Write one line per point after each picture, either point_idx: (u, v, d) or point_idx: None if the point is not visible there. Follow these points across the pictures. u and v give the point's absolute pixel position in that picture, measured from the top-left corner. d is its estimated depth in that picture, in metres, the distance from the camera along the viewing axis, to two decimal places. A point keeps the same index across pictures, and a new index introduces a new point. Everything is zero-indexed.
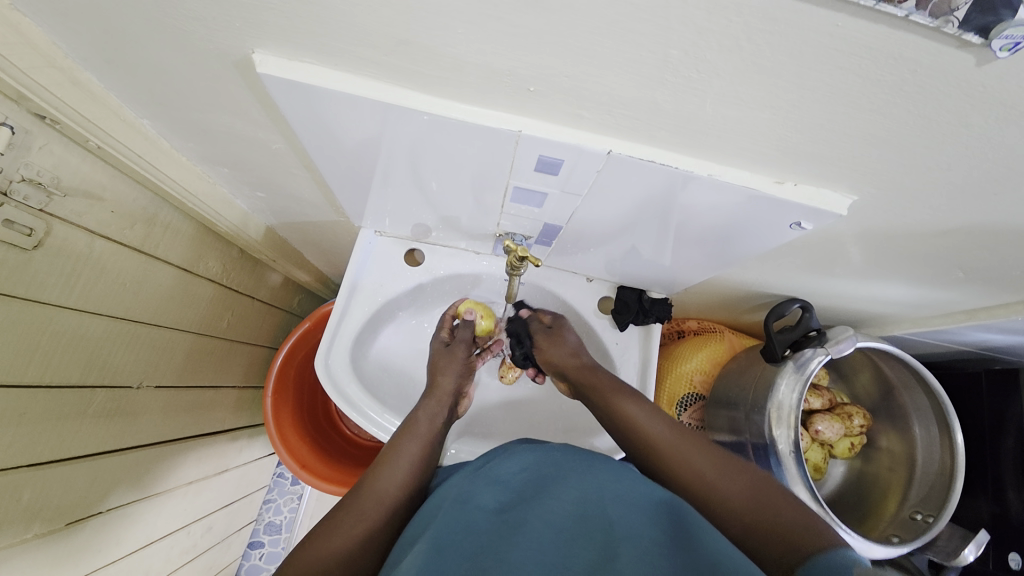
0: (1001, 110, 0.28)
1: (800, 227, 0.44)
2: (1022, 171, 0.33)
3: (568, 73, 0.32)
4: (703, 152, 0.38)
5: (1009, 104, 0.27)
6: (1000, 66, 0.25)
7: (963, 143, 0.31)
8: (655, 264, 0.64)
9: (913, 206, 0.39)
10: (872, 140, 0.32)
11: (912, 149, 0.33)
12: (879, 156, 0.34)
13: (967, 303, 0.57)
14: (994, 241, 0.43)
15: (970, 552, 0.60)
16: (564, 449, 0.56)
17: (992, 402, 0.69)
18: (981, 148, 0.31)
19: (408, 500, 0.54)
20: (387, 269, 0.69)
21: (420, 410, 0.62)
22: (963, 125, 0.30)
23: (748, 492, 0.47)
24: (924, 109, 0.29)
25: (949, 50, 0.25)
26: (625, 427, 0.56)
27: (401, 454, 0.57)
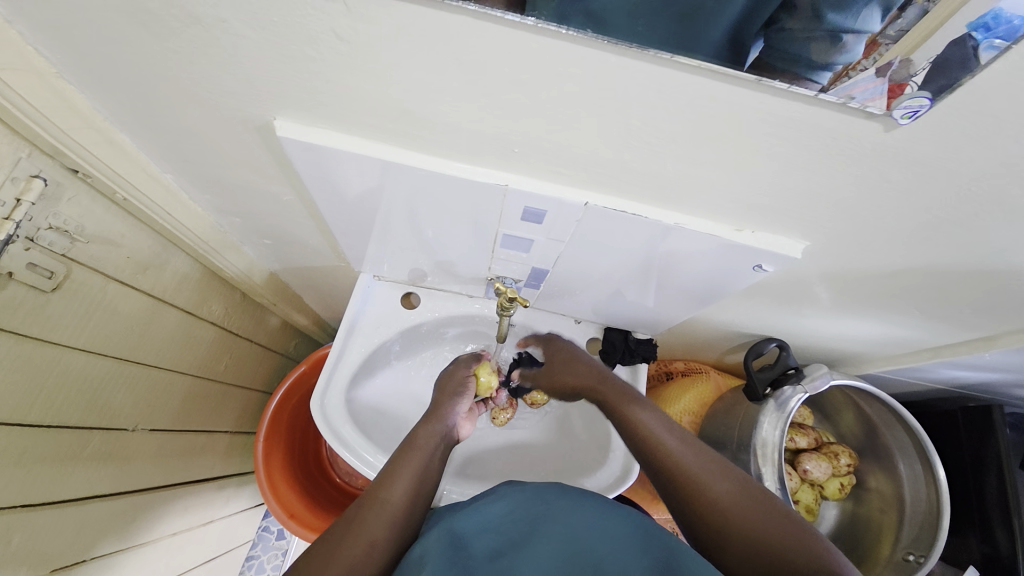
0: (912, 169, 0.33)
1: (763, 269, 0.48)
2: (946, 219, 0.38)
3: (547, 138, 0.37)
4: (668, 204, 0.43)
5: (916, 163, 0.32)
6: (901, 134, 0.30)
7: (891, 195, 0.36)
8: (638, 306, 0.68)
9: (860, 249, 0.44)
10: (811, 193, 0.37)
11: (848, 201, 0.37)
12: (820, 207, 0.39)
13: (932, 340, 0.61)
14: (940, 281, 0.47)
15: None
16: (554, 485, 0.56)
17: (972, 441, 0.71)
18: (904, 200, 0.36)
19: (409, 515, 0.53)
20: (384, 311, 0.72)
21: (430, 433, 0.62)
22: (885, 181, 0.34)
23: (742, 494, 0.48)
24: (853, 167, 0.34)
25: (859, 122, 0.30)
26: (628, 432, 0.58)
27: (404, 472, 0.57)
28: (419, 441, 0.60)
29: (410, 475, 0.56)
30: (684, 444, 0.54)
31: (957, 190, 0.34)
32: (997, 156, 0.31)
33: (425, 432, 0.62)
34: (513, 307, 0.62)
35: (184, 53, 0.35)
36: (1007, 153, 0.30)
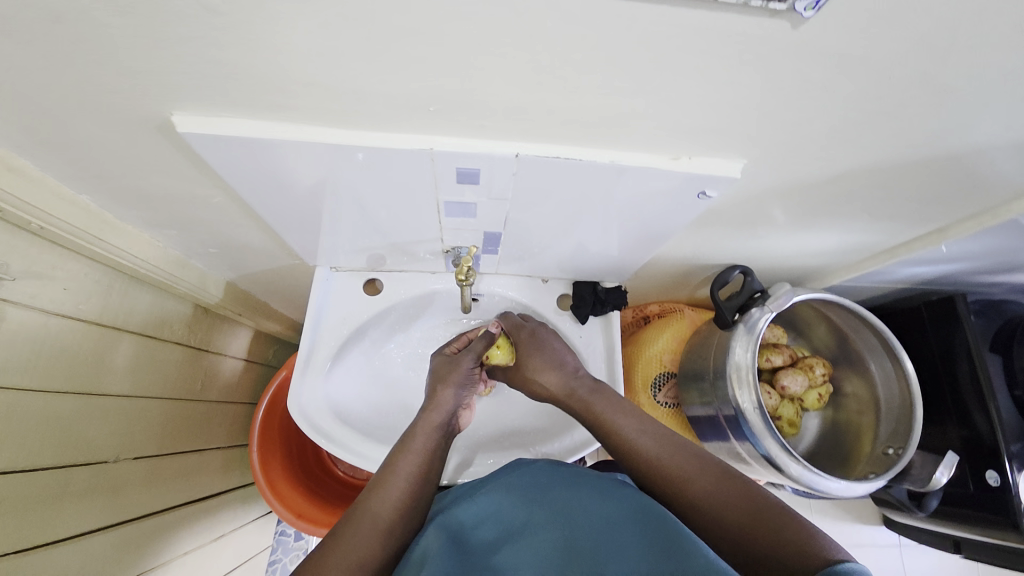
0: (830, 64, 0.32)
1: (707, 195, 0.47)
2: (873, 113, 0.37)
3: (461, 90, 0.35)
4: (600, 142, 0.42)
5: (833, 58, 0.32)
6: (810, 29, 0.29)
7: (816, 95, 0.35)
8: (601, 255, 0.67)
9: (799, 158, 0.44)
10: (737, 108, 0.36)
11: (775, 109, 0.37)
12: (748, 121, 0.38)
13: (885, 241, 0.62)
14: (880, 179, 0.48)
15: (941, 475, 0.62)
16: (541, 469, 0.57)
17: (937, 333, 0.72)
18: (829, 100, 0.36)
19: (407, 516, 0.52)
20: (347, 302, 0.71)
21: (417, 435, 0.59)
22: (806, 82, 0.34)
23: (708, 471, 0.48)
24: (772, 72, 0.33)
25: (764, 22, 0.29)
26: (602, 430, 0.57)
27: (396, 474, 0.55)
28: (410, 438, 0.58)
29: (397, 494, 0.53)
30: (660, 439, 0.53)
31: (879, 80, 0.34)
32: (911, 35, 0.30)
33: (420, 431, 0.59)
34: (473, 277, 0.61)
35: (55, 57, 0.33)
36: (918, 31, 0.30)
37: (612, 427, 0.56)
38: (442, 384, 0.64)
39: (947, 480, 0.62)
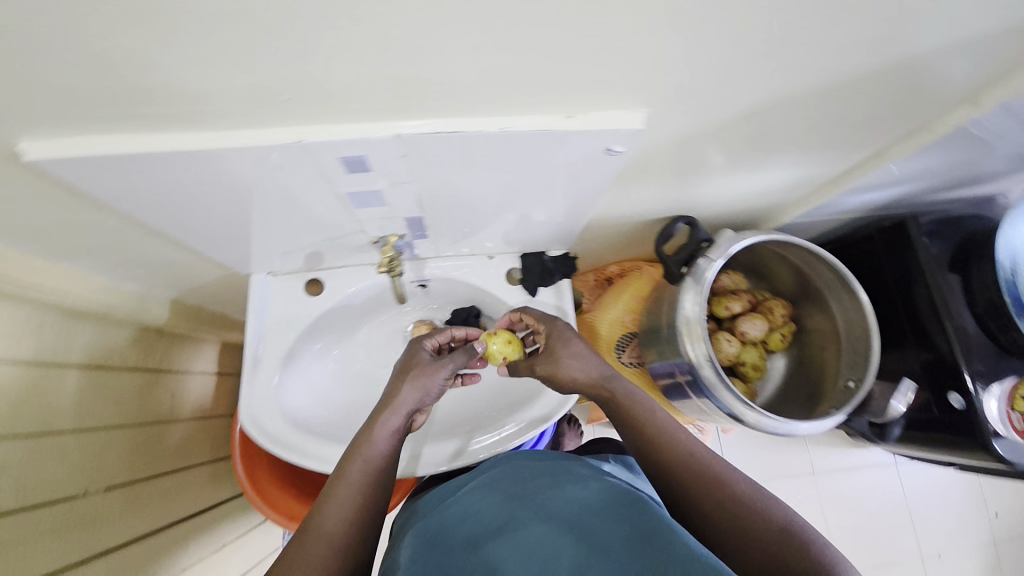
0: None
1: (614, 152, 0.44)
2: (762, 39, 0.34)
3: (305, 73, 0.32)
4: (483, 110, 0.39)
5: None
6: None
7: (691, 28, 0.32)
8: (538, 224, 0.65)
9: (704, 99, 0.41)
10: (611, 53, 0.33)
11: (653, 49, 0.34)
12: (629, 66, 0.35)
13: (825, 172, 0.59)
14: (797, 108, 0.45)
15: (901, 404, 0.61)
16: (518, 464, 0.58)
17: (892, 258, 0.68)
18: (707, 31, 0.33)
19: (363, 525, 0.50)
20: (289, 306, 0.69)
21: (371, 433, 0.56)
22: (676, 16, 0.31)
23: (724, 469, 0.49)
24: (634, 7, 0.30)
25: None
26: (628, 421, 0.55)
27: (344, 482, 0.52)
28: (374, 427, 0.57)
29: (346, 504, 0.50)
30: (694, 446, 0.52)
31: (756, 2, 0.31)
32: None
33: (373, 430, 0.56)
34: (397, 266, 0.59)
35: None
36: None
37: (642, 420, 0.54)
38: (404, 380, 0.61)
39: (904, 407, 0.62)
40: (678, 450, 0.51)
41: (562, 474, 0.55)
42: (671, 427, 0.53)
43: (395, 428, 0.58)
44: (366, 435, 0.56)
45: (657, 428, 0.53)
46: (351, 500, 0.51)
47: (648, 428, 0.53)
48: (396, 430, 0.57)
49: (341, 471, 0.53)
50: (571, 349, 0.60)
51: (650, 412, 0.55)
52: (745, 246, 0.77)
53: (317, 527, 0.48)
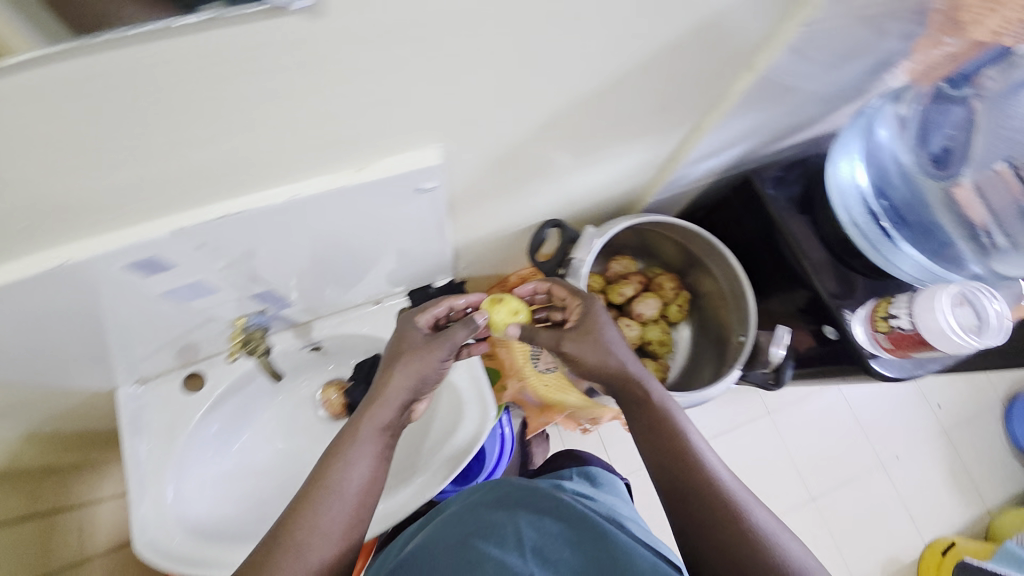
0: (403, 39, 0.29)
1: (427, 187, 0.44)
2: (508, 62, 0.35)
3: (27, 196, 0.30)
4: (266, 182, 0.37)
5: (398, 30, 0.28)
6: (332, 10, 0.26)
7: (428, 68, 0.32)
8: (408, 261, 0.63)
9: (492, 122, 0.41)
10: (360, 106, 0.33)
11: (402, 93, 0.33)
12: (389, 113, 0.35)
13: (660, 153, 0.61)
14: (592, 109, 0.46)
15: (779, 348, 0.64)
16: (501, 481, 0.64)
17: (751, 212, 0.70)
18: (447, 67, 0.33)
19: (350, 536, 0.48)
20: (169, 409, 0.65)
21: (359, 438, 0.51)
22: (401, 61, 0.31)
23: (734, 488, 0.49)
24: (347, 61, 0.29)
25: (270, 21, 0.25)
26: (653, 431, 0.54)
27: (331, 488, 0.48)
28: (364, 425, 0.52)
29: (330, 515, 0.47)
30: (719, 465, 0.51)
31: (476, 32, 0.31)
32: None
33: (364, 428, 0.51)
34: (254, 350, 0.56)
35: None
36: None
37: (676, 434, 0.53)
38: (393, 371, 0.54)
39: (784, 351, 0.64)
40: (704, 468, 0.50)
41: (533, 496, 0.59)
42: (699, 444, 0.52)
43: (384, 423, 0.53)
44: (357, 437, 0.51)
45: (682, 434, 0.53)
46: (337, 513, 0.47)
47: (674, 441, 0.52)
48: (383, 431, 0.52)
49: (324, 479, 0.49)
50: (595, 340, 0.56)
51: (681, 425, 0.54)
52: (631, 228, 0.79)
53: (299, 541, 0.45)
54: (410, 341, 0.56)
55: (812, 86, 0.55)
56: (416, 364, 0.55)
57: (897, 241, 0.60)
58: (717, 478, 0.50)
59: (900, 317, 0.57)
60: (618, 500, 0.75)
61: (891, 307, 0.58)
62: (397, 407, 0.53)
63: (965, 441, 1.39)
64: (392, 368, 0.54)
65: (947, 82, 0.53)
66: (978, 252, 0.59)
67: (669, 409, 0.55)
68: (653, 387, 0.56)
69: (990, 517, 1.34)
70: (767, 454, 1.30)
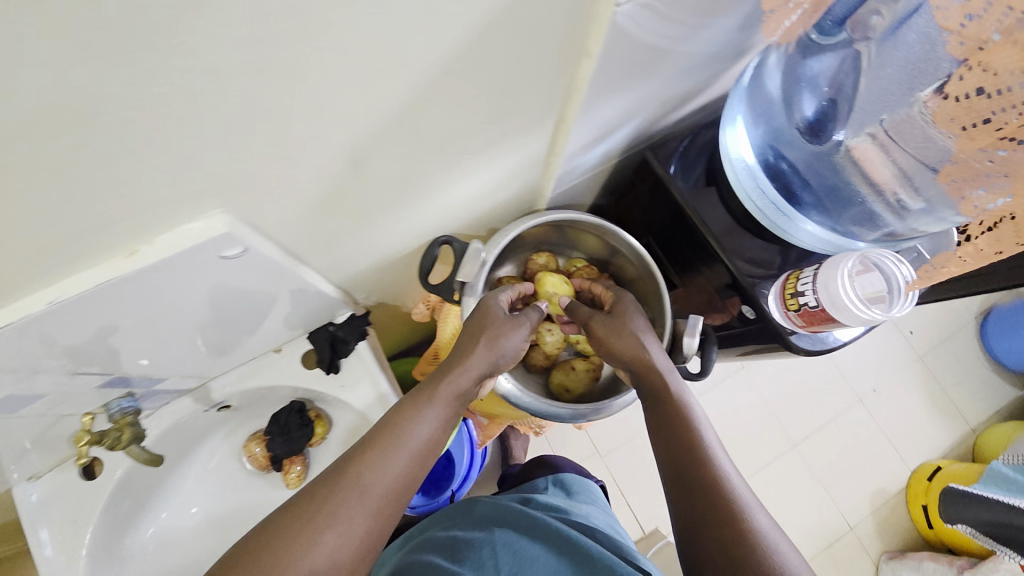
0: (53, 124, 0.24)
1: (230, 254, 0.41)
2: (238, 112, 0.29)
3: None
4: (16, 290, 0.33)
5: (41, 123, 0.24)
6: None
7: (122, 142, 0.27)
8: (288, 306, 0.58)
9: (276, 172, 0.36)
10: (64, 197, 0.28)
11: (110, 172, 0.28)
12: (112, 193, 0.30)
13: (532, 150, 0.55)
14: (409, 132, 0.40)
15: (693, 340, 0.60)
16: (492, 501, 0.63)
17: (657, 192, 0.66)
18: (150, 135, 0.28)
19: (405, 493, 0.46)
20: (66, 501, 0.60)
21: (433, 402, 0.51)
22: (71, 145, 0.25)
23: (738, 489, 0.46)
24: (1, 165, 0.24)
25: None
26: (674, 419, 0.52)
27: (403, 439, 0.47)
28: (443, 388, 0.51)
29: (396, 465, 0.45)
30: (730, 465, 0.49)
31: (156, 95, 0.26)
32: (70, 63, 0.22)
33: (442, 390, 0.51)
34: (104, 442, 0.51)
35: None
36: (64, 57, 0.21)
37: (696, 425, 0.51)
38: (484, 341, 0.55)
39: (698, 340, 0.60)
40: (717, 465, 0.48)
41: (517, 515, 0.58)
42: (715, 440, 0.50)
43: (450, 396, 0.52)
44: (433, 399, 0.51)
45: (700, 428, 0.51)
46: (402, 461, 0.46)
47: (692, 430, 0.51)
48: (456, 402, 0.52)
49: (398, 427, 0.48)
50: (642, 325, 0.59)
51: (703, 419, 0.52)
52: (551, 226, 0.75)
53: (361, 475, 0.44)
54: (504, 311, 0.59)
55: (673, 56, 0.49)
56: (503, 337, 0.56)
57: (800, 211, 0.56)
58: (727, 475, 0.47)
59: (806, 295, 0.53)
60: (595, 510, 0.71)
61: (798, 282, 0.54)
62: (472, 381, 0.53)
63: (949, 366, 1.34)
64: (495, 330, 0.56)
65: (819, 28, 0.47)
66: (893, 210, 0.50)
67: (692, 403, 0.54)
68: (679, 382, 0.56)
69: (976, 436, 1.29)
70: (748, 411, 1.25)
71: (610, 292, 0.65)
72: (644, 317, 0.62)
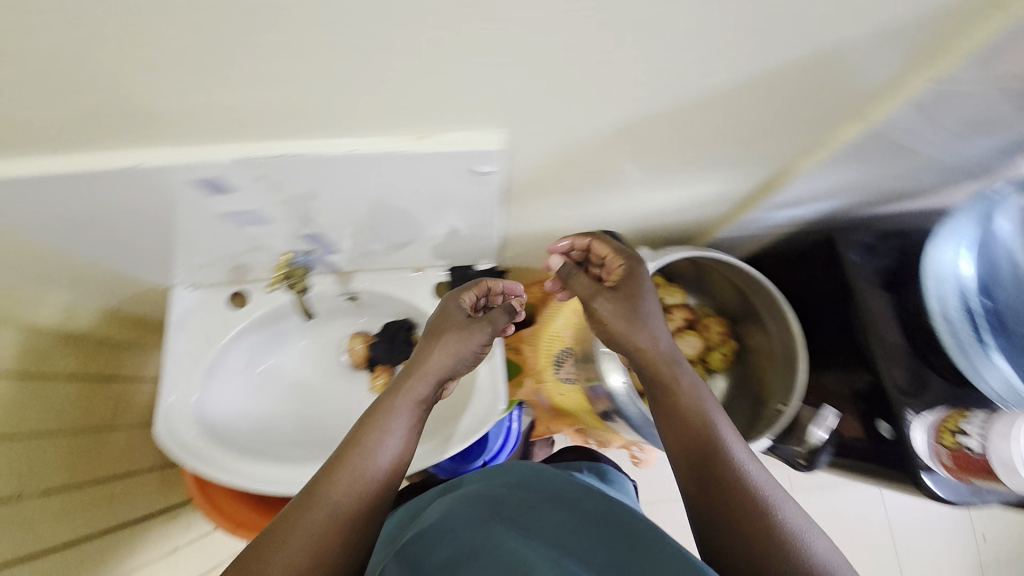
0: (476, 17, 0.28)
1: (483, 171, 0.43)
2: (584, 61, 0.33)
3: (114, 102, 0.32)
4: (329, 134, 0.38)
5: (471, 9, 0.27)
6: None
7: (496, 52, 0.31)
8: (458, 237, 0.63)
9: (559, 118, 0.39)
10: (423, 78, 0.33)
11: (467, 72, 0.33)
12: (450, 88, 0.34)
13: (736, 188, 0.56)
14: (667, 128, 0.43)
15: (819, 432, 0.59)
16: (529, 466, 0.59)
17: (830, 276, 0.65)
18: (518, 54, 0.31)
19: (375, 505, 0.49)
20: (211, 317, 0.69)
21: (393, 410, 0.53)
22: (468, 38, 0.30)
23: (760, 481, 0.45)
24: (411, 38, 0.29)
25: None
26: (676, 420, 0.50)
27: (362, 455, 0.50)
28: (399, 398, 0.53)
29: (354, 481, 0.48)
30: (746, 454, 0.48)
31: (553, 23, 0.29)
32: None
33: (400, 403, 0.53)
34: (293, 283, 0.60)
35: None
36: None
37: (706, 421, 0.49)
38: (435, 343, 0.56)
39: (825, 435, 0.59)
40: (733, 458, 0.46)
41: (561, 477, 0.54)
42: (730, 435, 0.48)
43: (417, 400, 0.54)
44: (390, 410, 0.53)
45: (712, 422, 0.49)
46: (365, 478, 0.49)
47: (701, 431, 0.48)
48: (421, 403, 0.54)
49: (357, 446, 0.50)
50: (649, 320, 0.53)
51: (714, 415, 0.49)
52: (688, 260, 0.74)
53: (323, 497, 0.47)
54: (455, 312, 0.58)
55: (932, 152, 0.47)
56: (461, 333, 0.56)
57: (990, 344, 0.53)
58: (745, 464, 0.46)
59: (970, 436, 0.53)
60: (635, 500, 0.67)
61: (962, 422, 0.55)
62: (432, 382, 0.55)
63: None
64: (439, 332, 0.57)
65: None
66: None
67: (702, 396, 0.51)
68: (688, 379, 0.52)
69: None
70: None
71: (621, 262, 0.54)
72: (655, 295, 0.54)
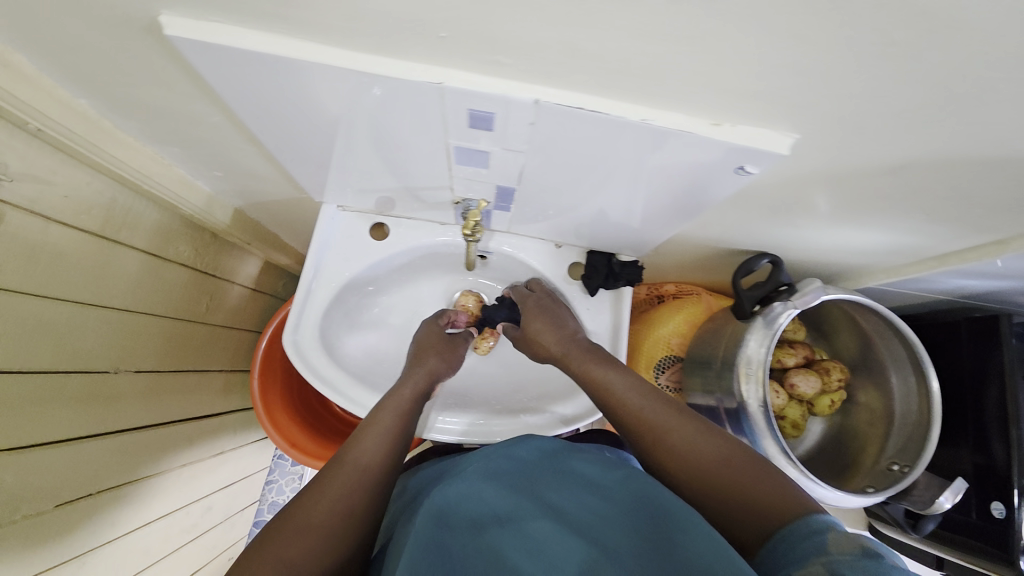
0: (922, 27, 0.26)
1: (744, 171, 0.42)
2: (957, 95, 0.31)
3: (471, 17, 0.31)
4: (635, 97, 0.37)
5: (930, 17, 0.26)
6: None
7: (892, 65, 0.29)
8: (624, 227, 0.62)
9: (864, 140, 0.38)
10: (794, 70, 0.31)
11: (841, 75, 0.31)
12: (805, 86, 0.32)
13: (935, 247, 0.55)
14: (945, 176, 0.41)
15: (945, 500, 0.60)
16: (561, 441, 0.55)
17: (974, 352, 0.65)
18: (910, 71, 0.30)
19: (390, 465, 0.50)
20: (353, 242, 0.69)
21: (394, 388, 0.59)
22: (887, 44, 0.28)
23: (681, 419, 0.49)
24: (835, 29, 0.27)
25: None
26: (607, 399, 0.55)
27: (375, 426, 0.53)
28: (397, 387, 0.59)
29: (371, 440, 0.51)
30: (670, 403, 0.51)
31: (981, 51, 0.28)
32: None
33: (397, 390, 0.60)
34: (479, 232, 0.60)
35: None
36: None
37: (616, 390, 0.54)
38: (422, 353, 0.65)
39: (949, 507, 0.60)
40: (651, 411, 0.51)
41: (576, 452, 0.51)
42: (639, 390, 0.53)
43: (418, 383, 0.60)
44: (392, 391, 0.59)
45: (626, 387, 0.54)
46: (382, 440, 0.52)
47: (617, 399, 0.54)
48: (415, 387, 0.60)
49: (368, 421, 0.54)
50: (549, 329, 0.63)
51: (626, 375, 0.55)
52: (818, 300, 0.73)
53: (345, 462, 0.48)
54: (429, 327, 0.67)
55: None
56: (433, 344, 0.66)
57: None
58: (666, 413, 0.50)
59: None
60: None
61: None
62: (424, 374, 0.61)
63: None
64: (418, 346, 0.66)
65: None
66: None
67: (606, 362, 0.57)
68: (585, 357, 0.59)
69: None
70: None
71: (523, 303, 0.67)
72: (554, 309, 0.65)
